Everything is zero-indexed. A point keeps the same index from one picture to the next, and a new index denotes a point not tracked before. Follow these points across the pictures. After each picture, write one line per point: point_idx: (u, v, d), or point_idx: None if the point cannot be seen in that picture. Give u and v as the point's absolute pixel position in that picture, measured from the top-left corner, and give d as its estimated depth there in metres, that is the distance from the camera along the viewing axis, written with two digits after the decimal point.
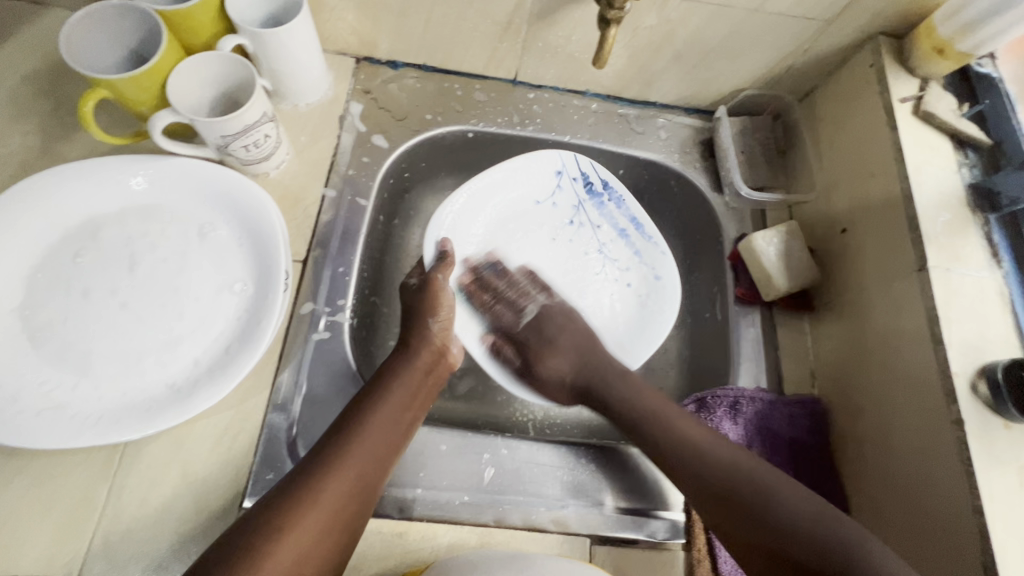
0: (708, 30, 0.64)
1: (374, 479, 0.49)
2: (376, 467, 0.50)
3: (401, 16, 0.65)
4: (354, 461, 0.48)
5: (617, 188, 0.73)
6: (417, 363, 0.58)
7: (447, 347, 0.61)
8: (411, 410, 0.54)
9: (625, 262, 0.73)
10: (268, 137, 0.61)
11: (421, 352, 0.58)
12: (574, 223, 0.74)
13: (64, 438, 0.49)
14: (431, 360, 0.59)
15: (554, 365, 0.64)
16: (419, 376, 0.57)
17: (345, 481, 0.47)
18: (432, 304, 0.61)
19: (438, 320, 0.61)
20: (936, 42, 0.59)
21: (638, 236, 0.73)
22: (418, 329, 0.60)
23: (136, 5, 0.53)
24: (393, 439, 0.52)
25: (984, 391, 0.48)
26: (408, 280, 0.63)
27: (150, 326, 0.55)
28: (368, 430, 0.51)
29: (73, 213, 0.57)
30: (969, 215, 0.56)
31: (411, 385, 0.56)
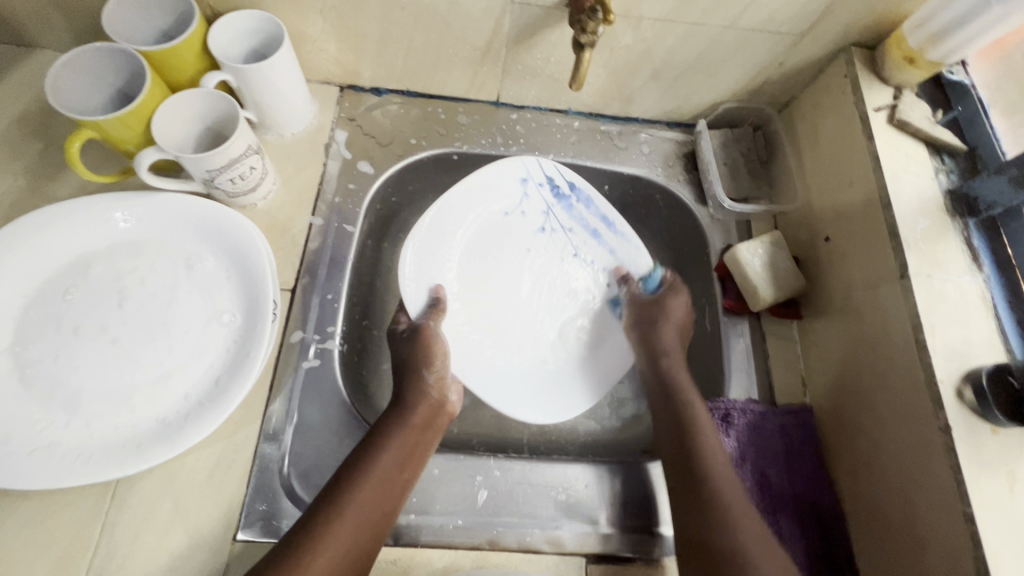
0: (684, 48, 0.65)
1: (364, 556, 0.49)
2: (368, 542, 0.49)
3: (382, 45, 0.66)
4: (339, 539, 0.48)
5: (584, 188, 0.72)
6: (412, 421, 0.56)
7: (446, 398, 0.59)
8: (403, 475, 0.53)
9: (592, 260, 0.73)
10: (255, 169, 0.61)
11: (420, 406, 0.57)
12: (546, 229, 0.73)
13: (55, 478, 0.49)
14: (430, 414, 0.57)
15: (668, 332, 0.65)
16: (415, 434, 0.56)
17: (329, 562, 0.46)
18: (426, 355, 0.60)
19: (432, 371, 0.60)
20: (907, 52, 0.60)
21: (611, 233, 0.72)
22: (413, 382, 0.59)
23: (120, 46, 0.55)
24: (383, 508, 0.51)
25: (970, 397, 0.49)
26: (397, 326, 0.62)
27: (140, 362, 0.55)
28: (356, 503, 0.50)
29: (62, 251, 0.57)
30: (948, 221, 0.56)
31: (402, 447, 0.54)
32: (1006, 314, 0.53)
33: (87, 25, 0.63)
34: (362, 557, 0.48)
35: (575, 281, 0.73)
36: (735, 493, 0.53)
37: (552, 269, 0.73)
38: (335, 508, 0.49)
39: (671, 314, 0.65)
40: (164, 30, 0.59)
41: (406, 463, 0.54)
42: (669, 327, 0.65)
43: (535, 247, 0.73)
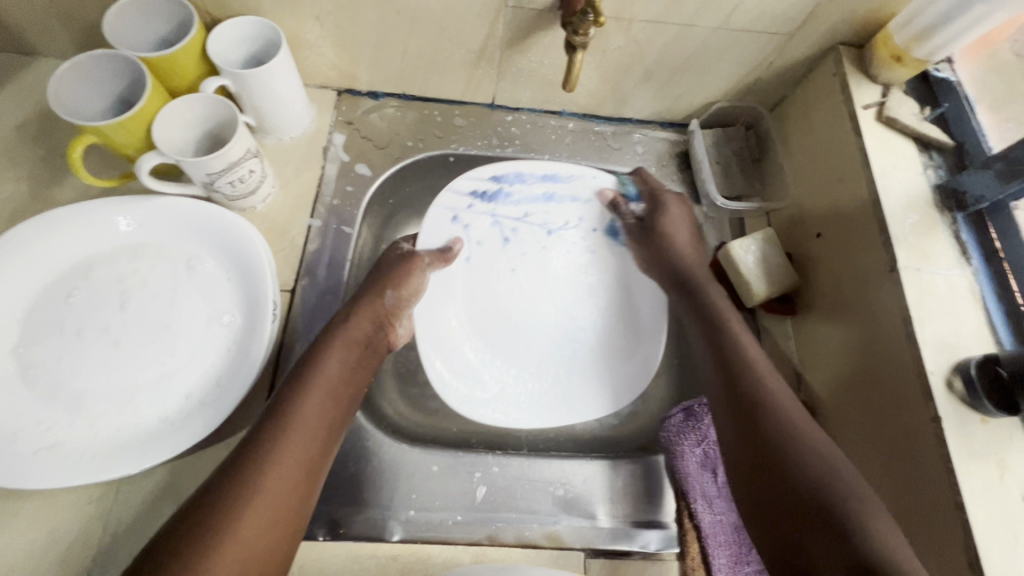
0: (675, 49, 0.66)
1: (315, 464, 0.49)
2: (318, 451, 0.50)
3: (378, 49, 0.67)
4: (289, 449, 0.48)
5: (506, 172, 0.70)
6: (353, 336, 0.57)
7: (393, 321, 0.61)
8: (346, 388, 0.55)
9: (570, 220, 0.73)
10: (254, 172, 0.62)
11: (360, 319, 0.59)
12: (511, 235, 0.72)
13: (59, 477, 0.49)
14: (371, 329, 0.59)
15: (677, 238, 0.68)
16: (354, 348, 0.57)
17: (280, 474, 0.47)
18: (388, 278, 0.61)
19: (393, 290, 0.61)
20: (893, 50, 0.61)
21: (557, 183, 0.72)
22: (367, 300, 0.60)
23: (121, 53, 0.56)
24: (328, 419, 0.52)
25: (960, 387, 0.49)
26: (399, 245, 0.64)
27: (142, 362, 0.56)
28: (302, 413, 0.50)
29: (65, 254, 0.58)
30: (937, 215, 0.57)
31: (343, 360, 0.56)
32: (995, 306, 0.54)
33: (88, 32, 0.64)
34: (313, 466, 0.49)
35: (574, 243, 0.72)
36: (797, 413, 0.52)
37: (549, 252, 0.72)
38: (282, 420, 0.49)
39: (681, 226, 0.68)
40: (163, 37, 0.60)
41: (347, 377, 0.55)
42: (673, 228, 0.68)
43: (520, 250, 0.72)
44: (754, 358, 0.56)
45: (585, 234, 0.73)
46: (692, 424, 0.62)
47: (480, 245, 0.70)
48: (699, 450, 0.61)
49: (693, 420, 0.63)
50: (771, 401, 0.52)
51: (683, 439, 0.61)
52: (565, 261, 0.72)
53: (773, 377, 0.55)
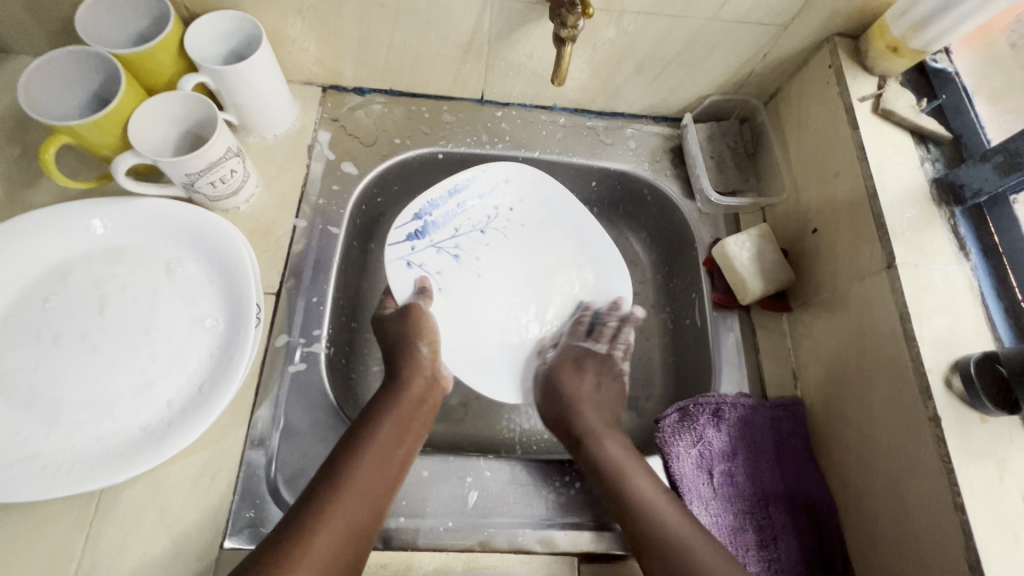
0: (667, 41, 0.64)
1: (369, 523, 0.50)
2: (373, 510, 0.50)
3: (363, 44, 0.66)
4: (346, 509, 0.49)
5: (419, 206, 0.68)
6: (406, 395, 0.58)
7: (438, 373, 0.62)
8: (402, 446, 0.55)
9: (489, 214, 0.72)
10: (235, 172, 0.61)
11: (414, 379, 0.59)
12: (458, 251, 0.71)
13: (36, 489, 0.48)
14: (424, 388, 0.60)
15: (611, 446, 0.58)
16: (410, 408, 0.57)
17: (335, 533, 0.47)
18: (419, 330, 0.62)
19: (429, 344, 0.62)
20: (890, 41, 0.59)
21: (461, 194, 0.71)
22: (407, 356, 0.60)
23: (94, 49, 0.54)
24: (383, 481, 0.52)
25: (958, 386, 0.48)
26: (386, 310, 0.64)
27: (121, 369, 0.54)
28: (360, 472, 0.51)
29: (40, 259, 0.56)
30: (934, 209, 0.56)
31: (398, 420, 0.56)
32: (993, 301, 0.53)
33: (62, 29, 0.62)
34: (365, 530, 0.49)
35: (507, 228, 0.73)
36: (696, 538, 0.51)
37: (494, 249, 0.72)
38: (338, 478, 0.50)
39: (585, 379, 0.64)
40: (139, 32, 0.58)
41: (403, 435, 0.55)
42: (583, 405, 0.62)
43: (474, 258, 0.71)
44: (619, 465, 0.56)
45: (509, 217, 0.73)
46: (686, 424, 0.61)
47: (441, 274, 0.69)
48: (696, 451, 0.60)
49: (687, 420, 0.61)
50: (646, 512, 0.53)
51: (679, 440, 0.60)
52: (500, 250, 0.72)
53: (642, 481, 0.55)
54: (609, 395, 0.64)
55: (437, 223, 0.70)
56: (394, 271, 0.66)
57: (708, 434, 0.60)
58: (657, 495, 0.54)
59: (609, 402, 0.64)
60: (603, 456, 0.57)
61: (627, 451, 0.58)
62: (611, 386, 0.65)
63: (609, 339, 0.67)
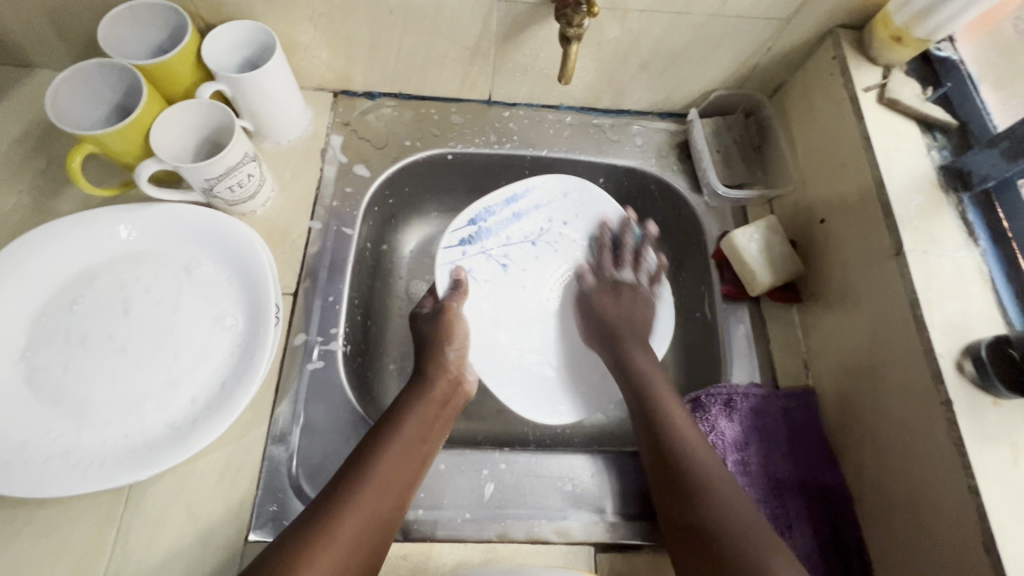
0: (670, 38, 0.65)
1: (393, 513, 0.50)
2: (395, 503, 0.51)
3: (373, 49, 0.67)
4: (370, 499, 0.49)
5: (478, 209, 0.70)
6: (432, 394, 0.59)
7: (462, 376, 0.62)
8: (425, 443, 0.56)
9: (542, 227, 0.74)
10: (253, 176, 0.63)
11: (439, 379, 0.60)
12: (507, 260, 0.73)
13: (69, 484, 0.50)
14: (449, 389, 0.61)
15: (640, 358, 0.63)
16: (435, 407, 0.58)
17: (362, 516, 0.48)
18: (447, 331, 0.63)
19: (455, 349, 0.63)
20: (894, 31, 0.60)
21: (524, 200, 0.73)
22: (434, 357, 0.62)
23: (116, 61, 0.56)
24: (408, 472, 0.53)
25: (970, 370, 0.49)
26: (421, 309, 0.67)
27: (147, 369, 0.56)
28: (385, 463, 0.52)
29: (68, 263, 0.58)
30: (942, 196, 0.56)
31: (424, 416, 0.57)
32: (1003, 286, 0.53)
33: (83, 43, 0.64)
34: (388, 518, 0.50)
35: (558, 242, 0.75)
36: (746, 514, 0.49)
37: (542, 261, 0.74)
38: (368, 466, 0.51)
39: (641, 356, 0.63)
40: (158, 44, 0.61)
41: (429, 431, 0.57)
42: (606, 315, 0.68)
43: (520, 269, 0.74)
44: (689, 444, 0.54)
45: (562, 232, 0.75)
46: (699, 415, 0.62)
47: (488, 282, 0.71)
48: (709, 441, 0.60)
49: (700, 411, 0.62)
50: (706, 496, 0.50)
51: None
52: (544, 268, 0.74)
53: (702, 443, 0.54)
54: (639, 318, 0.68)
55: (490, 230, 0.72)
56: (444, 271, 0.68)
57: (721, 424, 0.61)
58: (718, 464, 0.53)
59: (635, 318, 0.68)
60: (689, 450, 0.53)
61: (688, 416, 0.57)
62: (643, 307, 0.69)
63: (634, 264, 0.72)
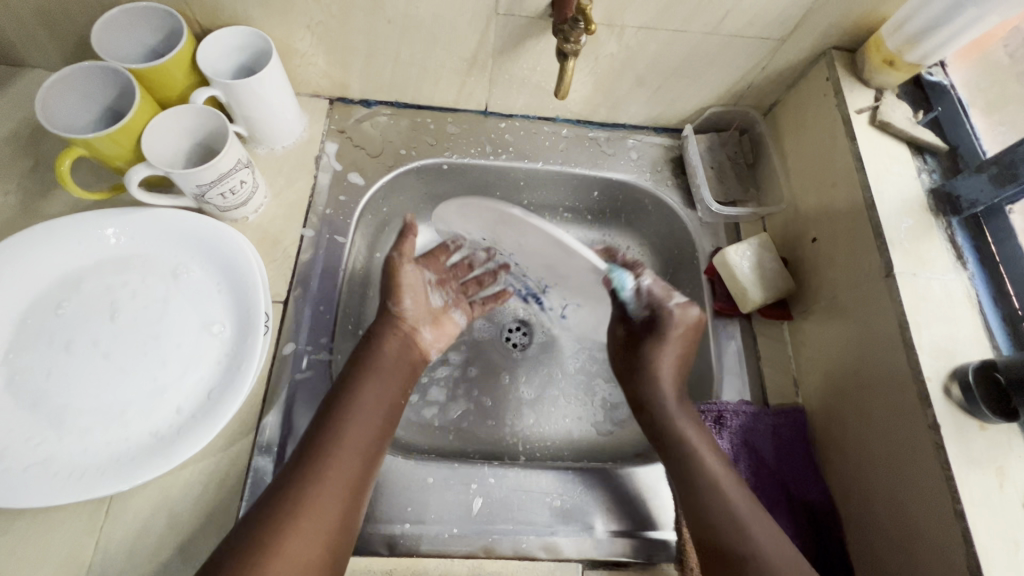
0: (666, 55, 0.66)
1: (365, 460, 0.54)
2: (367, 447, 0.55)
3: (369, 58, 0.67)
4: (342, 446, 0.53)
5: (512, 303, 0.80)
6: (385, 344, 0.62)
7: (415, 328, 0.66)
8: (387, 391, 0.59)
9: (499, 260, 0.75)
10: (245, 183, 0.62)
11: (392, 335, 0.63)
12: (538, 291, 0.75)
13: (49, 494, 0.49)
14: (399, 339, 0.63)
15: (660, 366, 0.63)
16: (389, 360, 0.61)
17: (335, 463, 0.52)
18: (394, 288, 0.64)
19: (413, 302, 0.65)
20: (886, 55, 0.61)
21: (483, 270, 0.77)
22: (383, 314, 0.65)
23: (108, 64, 0.55)
24: (373, 415, 0.56)
25: (957, 394, 0.49)
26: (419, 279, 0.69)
27: (133, 376, 0.55)
28: (353, 411, 0.55)
29: (54, 267, 0.58)
30: (932, 219, 0.57)
31: (379, 367, 0.60)
32: (990, 309, 0.54)
33: (76, 43, 0.63)
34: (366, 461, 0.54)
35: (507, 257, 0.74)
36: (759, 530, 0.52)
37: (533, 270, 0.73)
38: (340, 419, 0.55)
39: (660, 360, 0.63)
40: (152, 48, 0.60)
41: (386, 382, 0.59)
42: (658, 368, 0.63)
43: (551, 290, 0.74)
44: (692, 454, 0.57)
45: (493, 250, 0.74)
46: None
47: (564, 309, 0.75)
48: None
49: None
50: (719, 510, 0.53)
51: None
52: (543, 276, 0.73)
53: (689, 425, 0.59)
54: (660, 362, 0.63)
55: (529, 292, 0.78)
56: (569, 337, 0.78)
57: None
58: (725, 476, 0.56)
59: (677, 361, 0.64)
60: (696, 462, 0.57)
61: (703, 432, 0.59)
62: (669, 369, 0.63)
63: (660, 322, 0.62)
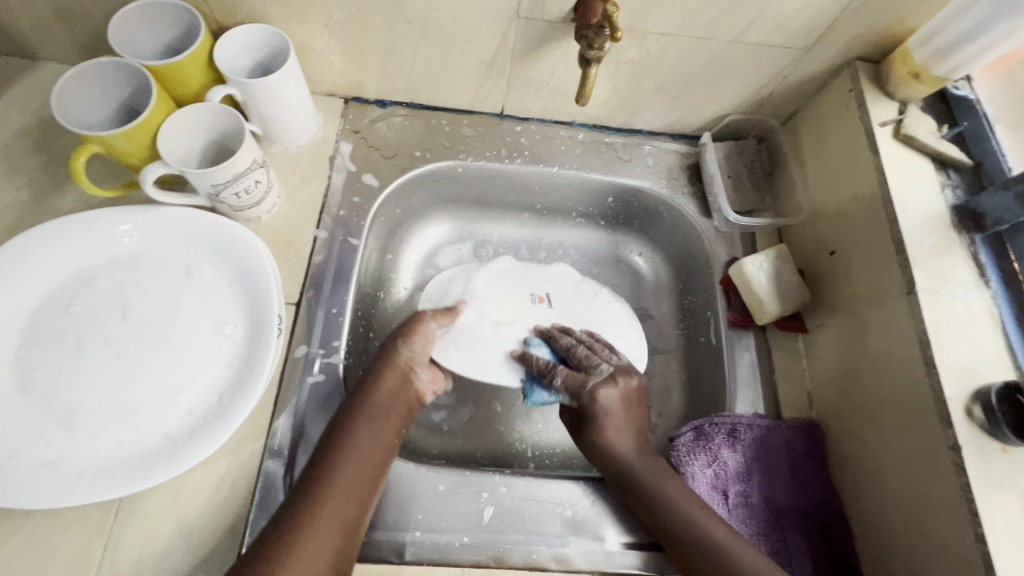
0: (688, 62, 0.65)
1: (356, 517, 0.50)
2: (357, 502, 0.51)
3: (387, 58, 0.66)
4: (331, 501, 0.49)
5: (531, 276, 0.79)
6: (383, 388, 0.58)
7: (414, 371, 0.61)
8: (380, 440, 0.55)
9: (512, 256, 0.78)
10: (260, 183, 0.61)
11: (388, 374, 0.59)
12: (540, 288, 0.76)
13: (59, 495, 0.48)
14: (398, 382, 0.59)
15: (615, 435, 0.60)
16: (384, 404, 0.57)
17: (326, 517, 0.48)
18: (405, 331, 0.62)
19: (407, 341, 0.61)
20: (912, 67, 0.60)
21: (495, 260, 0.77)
22: (385, 352, 0.60)
23: (125, 60, 0.54)
24: (365, 469, 0.52)
25: (979, 416, 0.48)
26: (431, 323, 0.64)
27: (144, 377, 0.55)
28: (346, 462, 0.52)
29: (66, 264, 0.57)
30: (955, 235, 0.56)
31: (373, 414, 0.56)
32: (1013, 329, 0.53)
33: (92, 38, 0.63)
34: (355, 518, 0.50)
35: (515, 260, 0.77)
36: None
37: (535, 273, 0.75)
38: (330, 467, 0.51)
39: (616, 429, 0.60)
40: (169, 44, 0.59)
41: (380, 430, 0.55)
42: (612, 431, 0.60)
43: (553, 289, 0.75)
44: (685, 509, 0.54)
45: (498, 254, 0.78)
46: (702, 444, 0.61)
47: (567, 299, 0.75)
48: (711, 470, 0.60)
49: (703, 440, 0.61)
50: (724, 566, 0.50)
51: (693, 459, 0.60)
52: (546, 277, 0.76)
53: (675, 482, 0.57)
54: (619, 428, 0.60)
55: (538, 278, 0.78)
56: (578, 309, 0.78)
57: (723, 454, 0.60)
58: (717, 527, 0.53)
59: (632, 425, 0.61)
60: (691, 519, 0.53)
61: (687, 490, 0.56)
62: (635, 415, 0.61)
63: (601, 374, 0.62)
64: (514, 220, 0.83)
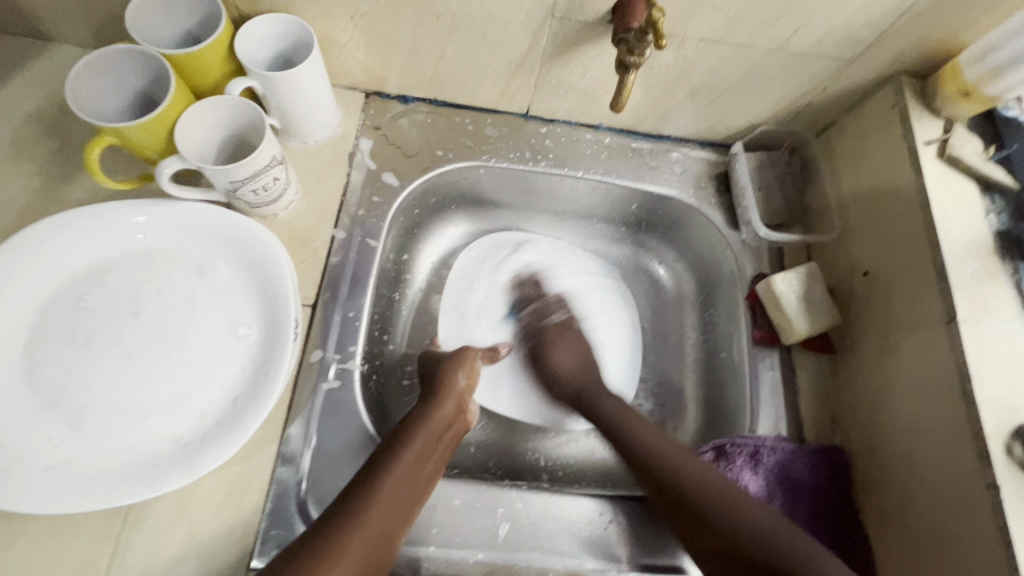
0: (727, 69, 0.62)
1: (392, 533, 0.49)
2: (398, 519, 0.50)
3: (412, 53, 0.64)
4: (374, 514, 0.49)
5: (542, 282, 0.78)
6: (438, 414, 0.58)
7: (468, 404, 0.61)
8: (429, 462, 0.55)
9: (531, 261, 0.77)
10: (278, 180, 0.59)
11: (446, 401, 0.59)
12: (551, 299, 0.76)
13: (67, 499, 0.47)
14: (454, 412, 0.60)
15: (559, 362, 0.68)
16: (437, 429, 0.57)
17: (367, 530, 0.48)
18: (462, 360, 0.64)
19: (466, 374, 0.63)
20: (962, 85, 0.57)
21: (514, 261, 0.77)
22: (446, 380, 0.61)
23: (143, 48, 0.52)
24: (410, 490, 0.52)
25: (1020, 454, 0.47)
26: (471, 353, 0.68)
27: (155, 379, 0.53)
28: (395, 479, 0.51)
29: (78, 258, 0.55)
30: (998, 263, 0.54)
31: (428, 438, 0.56)
32: None
33: (107, 22, 0.60)
34: (391, 531, 0.49)
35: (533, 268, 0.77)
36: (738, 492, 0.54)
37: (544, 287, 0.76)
38: (379, 480, 0.50)
39: (562, 346, 0.70)
40: (188, 32, 0.57)
41: (431, 453, 0.55)
42: (559, 355, 0.69)
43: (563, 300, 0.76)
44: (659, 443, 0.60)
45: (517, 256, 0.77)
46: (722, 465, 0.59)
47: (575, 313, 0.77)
48: None
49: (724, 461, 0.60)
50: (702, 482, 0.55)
51: None
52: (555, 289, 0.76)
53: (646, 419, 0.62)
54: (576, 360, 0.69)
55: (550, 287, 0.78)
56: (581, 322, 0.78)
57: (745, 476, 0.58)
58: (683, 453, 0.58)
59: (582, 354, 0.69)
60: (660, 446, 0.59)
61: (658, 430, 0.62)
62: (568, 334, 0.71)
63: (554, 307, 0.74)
64: (534, 225, 0.82)
